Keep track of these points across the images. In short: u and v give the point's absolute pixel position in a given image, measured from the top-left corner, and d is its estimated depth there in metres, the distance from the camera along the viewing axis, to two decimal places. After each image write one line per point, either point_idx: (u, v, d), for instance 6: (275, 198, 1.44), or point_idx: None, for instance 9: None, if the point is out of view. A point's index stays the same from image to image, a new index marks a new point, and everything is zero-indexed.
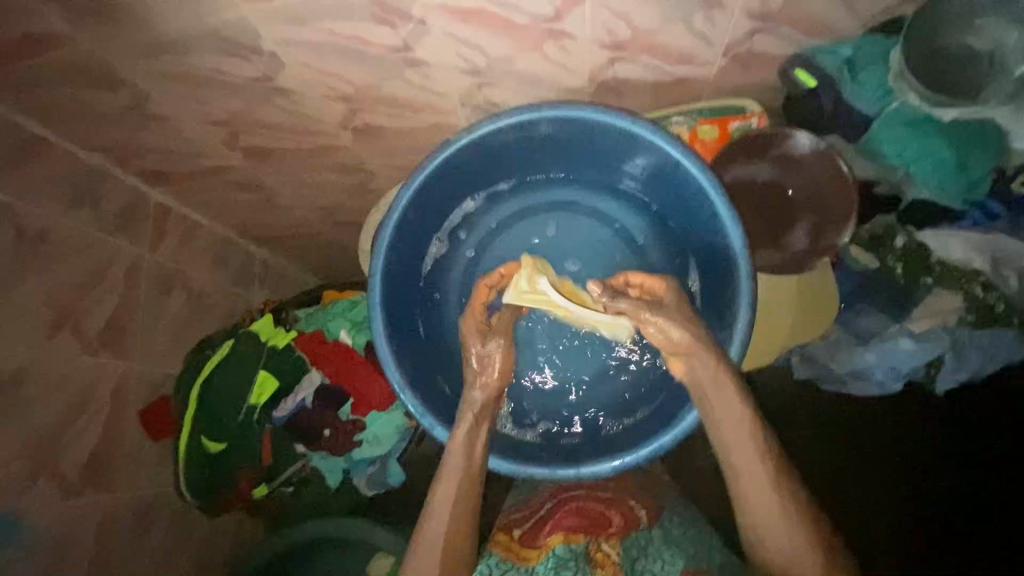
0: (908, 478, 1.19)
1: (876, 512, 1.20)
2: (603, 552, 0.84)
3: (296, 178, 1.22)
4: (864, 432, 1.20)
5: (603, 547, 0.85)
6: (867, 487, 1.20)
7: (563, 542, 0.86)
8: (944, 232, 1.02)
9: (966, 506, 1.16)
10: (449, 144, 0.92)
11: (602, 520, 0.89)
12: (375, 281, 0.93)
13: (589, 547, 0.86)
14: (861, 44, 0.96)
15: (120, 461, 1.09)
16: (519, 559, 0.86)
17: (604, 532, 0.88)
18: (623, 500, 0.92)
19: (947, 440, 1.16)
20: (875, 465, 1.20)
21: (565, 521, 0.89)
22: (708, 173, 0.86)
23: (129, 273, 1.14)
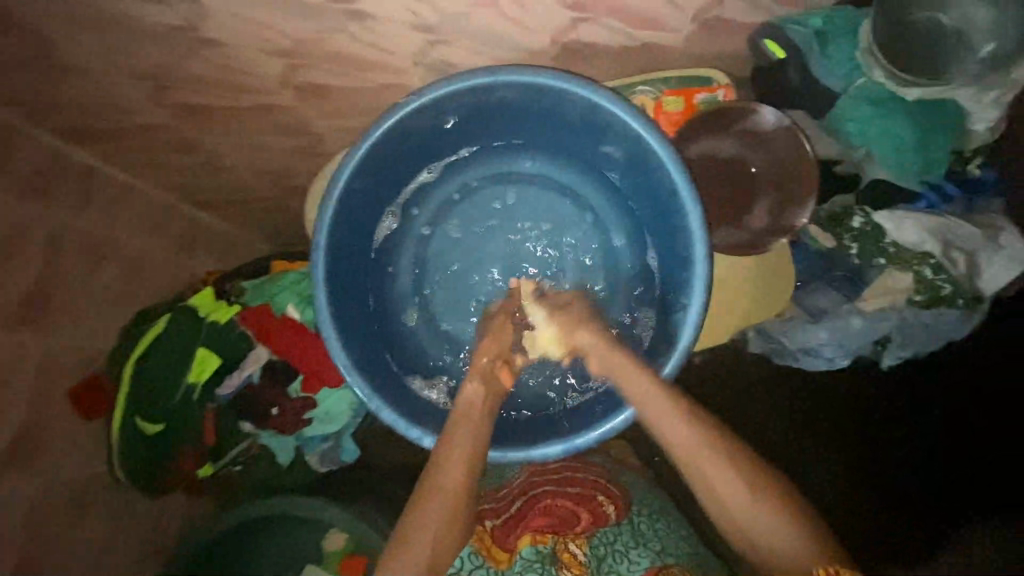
0: (875, 455, 1.17)
1: (845, 488, 1.17)
2: (570, 554, 0.85)
3: (237, 140, 1.12)
4: (832, 413, 1.17)
5: (570, 548, 0.85)
6: (836, 464, 1.17)
7: (531, 544, 0.86)
8: (900, 213, 1.00)
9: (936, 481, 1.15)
10: (397, 109, 0.86)
11: (570, 519, 0.87)
12: (318, 257, 0.87)
13: (555, 548, 0.86)
14: (830, 16, 0.96)
15: (50, 441, 1.03)
16: (490, 560, 0.85)
17: (573, 531, 0.87)
18: (590, 497, 0.90)
19: (916, 414, 1.16)
20: (841, 445, 1.18)
21: (533, 521, 0.86)
22: (670, 148, 0.83)
23: (52, 239, 1.05)
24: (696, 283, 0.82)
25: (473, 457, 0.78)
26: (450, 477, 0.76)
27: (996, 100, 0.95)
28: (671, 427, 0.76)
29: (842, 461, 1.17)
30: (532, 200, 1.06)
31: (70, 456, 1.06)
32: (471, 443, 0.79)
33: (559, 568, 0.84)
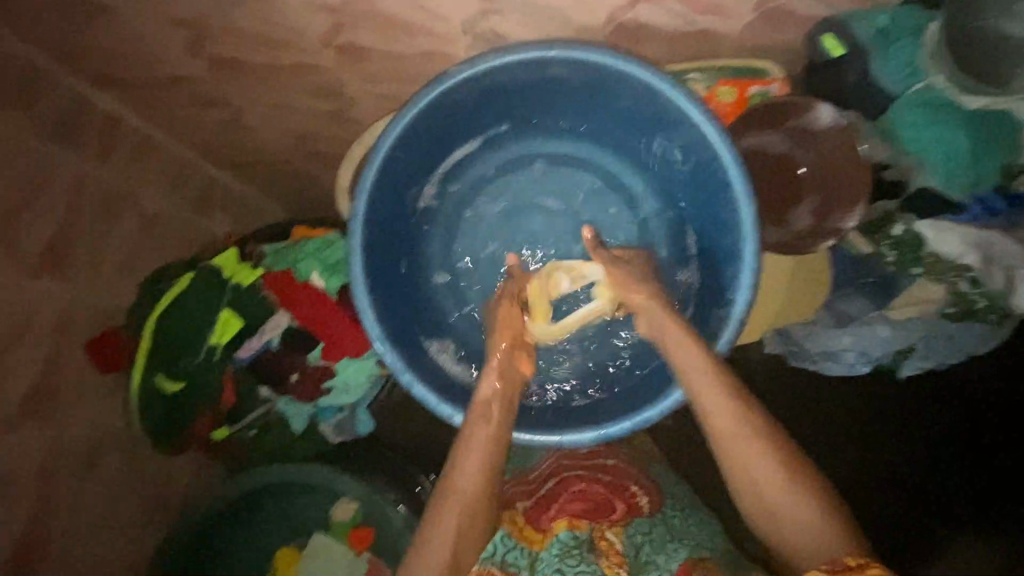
0: (887, 452, 1.18)
1: (854, 482, 1.18)
2: (607, 542, 0.82)
3: (268, 98, 1.09)
4: (849, 410, 1.18)
5: (608, 536, 0.82)
6: (846, 460, 1.19)
7: (567, 528, 0.83)
8: (945, 224, 0.97)
9: (951, 482, 1.16)
10: (447, 77, 0.83)
11: (605, 506, 0.86)
12: (356, 225, 0.85)
13: (593, 534, 0.82)
14: (896, 15, 0.93)
15: (66, 393, 1.01)
16: (525, 541, 0.83)
17: (608, 519, 0.85)
18: (625, 488, 0.90)
19: (934, 419, 1.16)
20: (856, 442, 1.18)
21: (568, 505, 0.86)
22: (727, 140, 0.80)
23: (74, 186, 1.02)
24: (741, 281, 0.81)
25: (493, 461, 0.78)
26: (468, 482, 0.76)
27: None
28: (713, 401, 0.76)
29: (857, 457, 1.18)
30: (573, 183, 1.04)
31: (86, 407, 1.05)
32: (487, 447, 0.78)
33: (597, 556, 0.81)
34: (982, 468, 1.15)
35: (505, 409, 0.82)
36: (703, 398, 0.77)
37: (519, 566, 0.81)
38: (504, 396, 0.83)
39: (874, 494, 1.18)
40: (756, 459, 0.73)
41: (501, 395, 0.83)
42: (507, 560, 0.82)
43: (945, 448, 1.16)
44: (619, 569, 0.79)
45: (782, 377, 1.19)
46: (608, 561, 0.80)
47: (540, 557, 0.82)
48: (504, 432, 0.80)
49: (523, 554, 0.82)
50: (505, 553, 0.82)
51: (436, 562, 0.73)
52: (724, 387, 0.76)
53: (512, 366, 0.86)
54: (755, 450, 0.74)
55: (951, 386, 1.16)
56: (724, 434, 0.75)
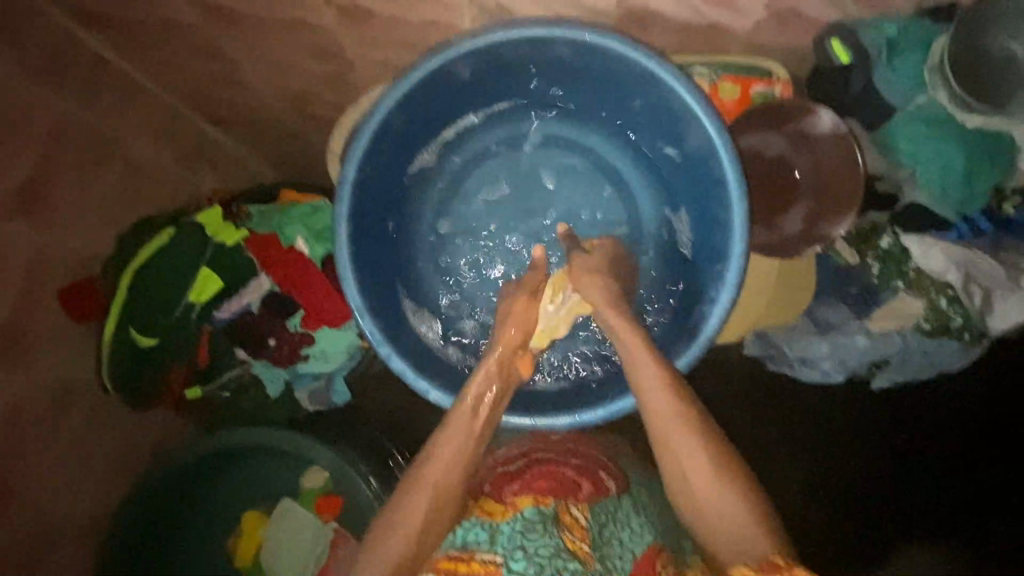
0: (880, 466, 1.20)
1: (842, 495, 1.20)
2: (571, 516, 0.80)
3: (263, 54, 1.05)
4: (835, 420, 1.20)
5: (571, 510, 0.81)
6: (833, 471, 1.20)
7: (532, 504, 0.80)
8: (929, 240, 1.00)
9: (948, 493, 1.19)
10: (448, 47, 0.81)
11: (570, 485, 0.86)
12: (343, 191, 0.83)
13: (557, 509, 0.80)
14: (905, 26, 0.92)
15: (36, 340, 0.98)
16: (486, 516, 0.80)
17: (573, 496, 0.84)
18: (593, 470, 0.91)
19: (925, 433, 1.19)
20: (842, 453, 1.20)
21: (533, 482, 0.84)
22: (726, 138, 0.79)
23: (54, 127, 0.99)
24: (726, 280, 0.81)
25: (468, 455, 0.78)
26: (436, 475, 0.76)
27: None
28: (656, 397, 0.75)
29: (847, 471, 1.20)
30: (569, 168, 1.03)
31: (56, 357, 1.02)
32: (466, 438, 0.79)
33: (561, 530, 0.78)
34: (969, 479, 1.19)
35: (494, 405, 0.83)
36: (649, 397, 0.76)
37: (479, 544, 0.76)
38: (496, 390, 0.84)
39: (865, 507, 1.20)
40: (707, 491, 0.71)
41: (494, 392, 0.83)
42: (467, 541, 0.77)
43: (932, 460, 1.19)
44: (583, 544, 0.78)
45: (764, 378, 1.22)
46: (571, 535, 0.78)
47: (499, 531, 0.78)
48: (486, 430, 0.81)
49: (483, 531, 0.78)
50: (467, 534, 0.78)
51: (396, 541, 0.73)
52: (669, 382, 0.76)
53: (512, 365, 0.87)
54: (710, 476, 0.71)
55: (932, 399, 1.18)
56: (678, 457, 0.73)
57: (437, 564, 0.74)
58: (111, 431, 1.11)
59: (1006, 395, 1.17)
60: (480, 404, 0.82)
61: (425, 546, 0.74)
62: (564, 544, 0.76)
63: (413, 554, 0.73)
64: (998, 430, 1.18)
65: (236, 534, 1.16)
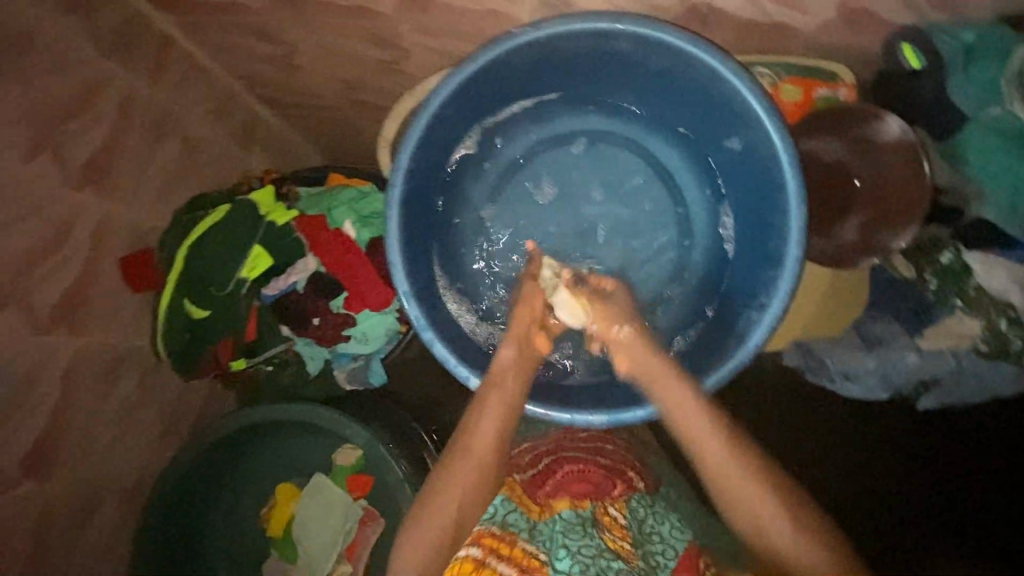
0: (912, 483, 1.16)
1: (872, 509, 1.17)
2: (610, 517, 0.84)
3: (321, 39, 1.08)
4: (868, 435, 1.17)
5: (610, 511, 0.85)
6: (863, 485, 1.18)
7: (570, 507, 0.83)
8: (993, 258, 0.96)
9: (990, 511, 1.13)
10: (509, 37, 0.80)
11: (605, 484, 0.87)
12: (397, 177, 0.84)
13: (596, 511, 0.84)
14: (985, 32, 0.87)
15: (96, 305, 1.03)
16: (524, 508, 0.84)
17: (610, 494, 0.87)
18: (622, 470, 0.91)
19: (958, 446, 1.14)
20: (872, 467, 1.18)
21: (570, 484, 0.86)
22: (788, 141, 0.77)
23: (123, 103, 1.03)
24: (779, 286, 0.79)
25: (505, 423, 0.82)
26: (477, 442, 0.80)
27: None
28: (684, 417, 0.78)
29: (878, 487, 1.17)
30: (618, 165, 1.02)
31: (112, 323, 1.07)
32: (499, 415, 0.81)
33: (601, 532, 0.81)
34: (1011, 496, 1.13)
35: (524, 376, 0.85)
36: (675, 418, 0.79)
37: (519, 530, 0.81)
38: (523, 361, 0.86)
39: (898, 524, 1.16)
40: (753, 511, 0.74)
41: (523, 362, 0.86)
42: (508, 521, 0.82)
43: (969, 476, 1.14)
44: (623, 543, 0.81)
45: (799, 389, 1.20)
46: (612, 535, 0.82)
47: (537, 526, 0.83)
48: (518, 395, 0.83)
49: (522, 517, 0.83)
50: (506, 515, 0.83)
51: (445, 508, 0.77)
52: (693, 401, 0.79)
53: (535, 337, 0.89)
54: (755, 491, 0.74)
55: (977, 418, 1.13)
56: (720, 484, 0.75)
57: (479, 538, 0.80)
58: (159, 396, 1.17)
59: None
60: (509, 372, 0.84)
61: (471, 507, 0.78)
62: (605, 545, 0.80)
63: (461, 516, 0.78)
64: None
65: (269, 505, 1.20)
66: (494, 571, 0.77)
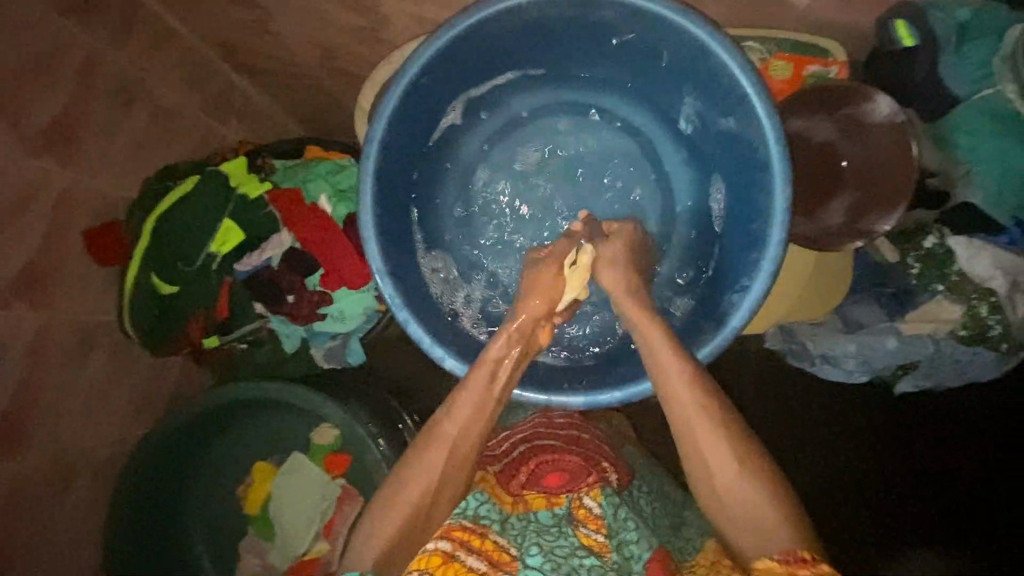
0: (900, 469, 1.17)
1: (859, 496, 1.18)
2: (585, 509, 0.82)
3: (296, 3, 1.03)
4: (854, 421, 1.18)
5: (585, 502, 0.82)
6: (851, 473, 1.19)
7: (545, 507, 0.82)
8: (977, 243, 0.95)
9: (978, 493, 1.15)
10: (488, 4, 0.77)
11: (581, 472, 0.86)
12: (370, 150, 0.81)
13: (570, 504, 0.82)
14: (981, 11, 0.87)
15: (61, 279, 1.00)
16: (497, 500, 0.83)
17: (586, 484, 0.84)
18: (596, 457, 0.89)
19: (945, 430, 1.15)
20: (859, 454, 1.18)
21: (546, 478, 0.85)
22: (775, 119, 0.75)
23: (85, 65, 0.98)
24: (760, 269, 0.77)
25: (486, 414, 0.79)
26: (453, 431, 0.78)
27: None
28: (683, 407, 0.73)
29: (869, 475, 1.18)
30: (602, 143, 1.00)
31: (79, 298, 1.03)
32: (487, 400, 0.80)
33: (575, 527, 0.80)
34: (1000, 479, 1.14)
35: (513, 373, 0.82)
36: (677, 406, 0.73)
37: (491, 522, 0.80)
38: (515, 356, 0.82)
39: (889, 512, 1.17)
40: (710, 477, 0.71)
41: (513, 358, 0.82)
42: (479, 514, 0.80)
43: (958, 460, 1.15)
44: (597, 536, 0.79)
45: (779, 373, 1.20)
46: (586, 529, 0.80)
47: (510, 519, 0.81)
48: (504, 392, 0.81)
49: (494, 510, 0.81)
50: (479, 508, 0.81)
51: (413, 495, 0.76)
52: (695, 391, 0.73)
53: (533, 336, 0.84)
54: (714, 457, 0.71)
55: (956, 401, 1.15)
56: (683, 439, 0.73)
57: (449, 532, 0.78)
58: (131, 373, 1.14)
59: None
60: (498, 369, 0.81)
61: (439, 495, 0.77)
62: (579, 542, 0.78)
63: (427, 502, 0.77)
64: None
65: (246, 484, 1.19)
66: (464, 566, 0.75)
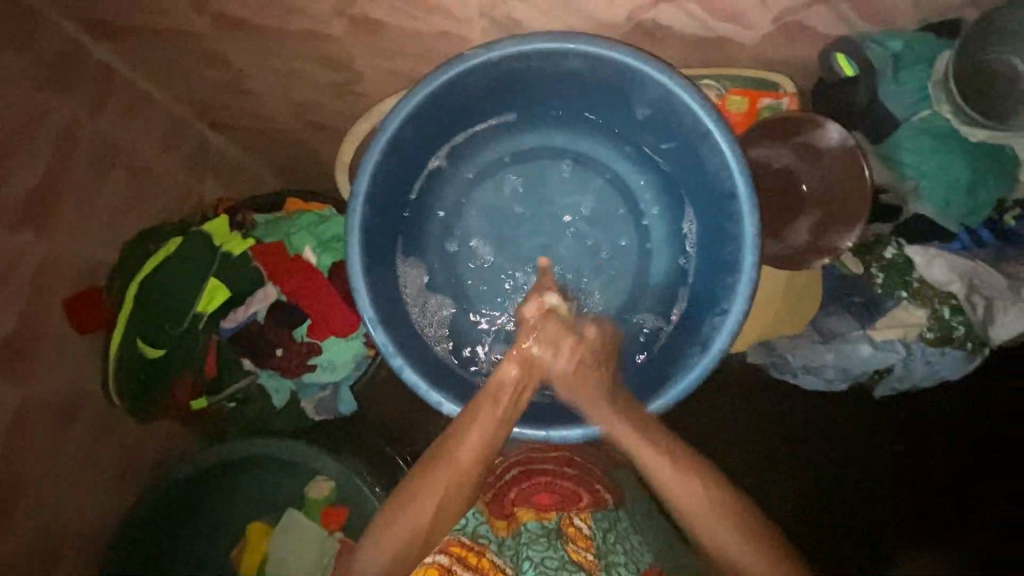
0: (881, 475, 1.22)
1: (844, 503, 1.23)
2: (574, 528, 0.91)
3: (272, 64, 1.05)
4: (830, 432, 1.23)
5: (575, 522, 0.92)
6: (839, 483, 1.23)
7: (535, 519, 0.92)
8: (932, 251, 1.01)
9: (955, 497, 1.20)
10: (463, 60, 0.81)
11: (572, 496, 0.95)
12: (356, 203, 0.83)
13: (560, 522, 0.92)
14: (913, 41, 0.92)
15: (41, 351, 0.97)
16: (492, 523, 0.92)
17: (576, 506, 0.94)
18: (590, 481, 0.97)
19: (918, 435, 1.21)
20: (842, 463, 1.23)
21: (537, 497, 0.94)
22: (739, 152, 0.80)
23: (62, 137, 0.98)
24: (738, 290, 0.81)
25: (487, 442, 0.81)
26: (460, 457, 0.80)
27: None
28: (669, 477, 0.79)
29: (852, 484, 1.23)
30: (579, 182, 1.04)
31: (59, 368, 1.01)
32: (485, 433, 0.81)
33: (564, 543, 0.90)
34: (971, 481, 1.20)
35: (515, 396, 0.83)
36: (659, 474, 0.79)
37: (489, 541, 0.90)
38: (518, 385, 0.83)
39: (872, 521, 1.22)
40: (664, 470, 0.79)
41: (516, 386, 0.83)
42: (478, 533, 0.91)
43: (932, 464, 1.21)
44: (586, 553, 0.89)
45: (762, 386, 1.24)
46: (575, 545, 0.90)
47: (506, 540, 0.91)
48: (508, 418, 0.82)
49: (492, 530, 0.91)
50: (477, 525, 0.91)
51: (409, 520, 0.79)
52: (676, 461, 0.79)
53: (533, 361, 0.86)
54: (680, 473, 0.79)
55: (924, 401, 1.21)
56: (656, 470, 0.79)
57: (449, 546, 0.89)
58: (114, 442, 1.10)
59: (1003, 395, 1.18)
60: (500, 394, 0.83)
61: (436, 525, 0.81)
62: (568, 557, 0.89)
63: (423, 531, 0.80)
64: (999, 432, 1.19)
65: (238, 547, 1.15)
66: None
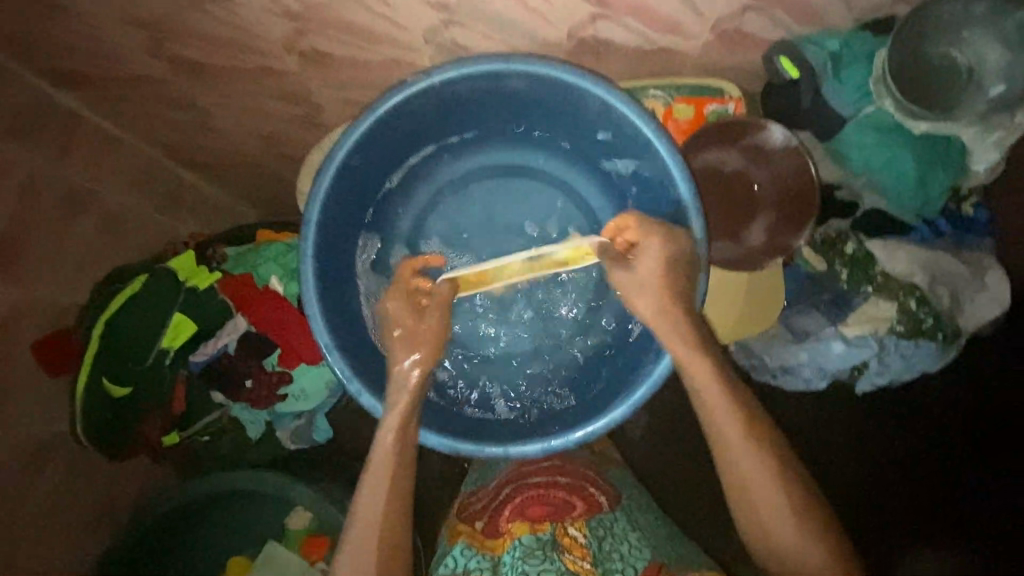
0: (861, 465, 1.20)
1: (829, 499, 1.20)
2: (569, 537, 0.85)
3: (232, 101, 1.08)
4: (814, 426, 1.21)
5: (570, 532, 0.85)
6: (824, 476, 1.21)
7: (528, 532, 0.85)
8: (892, 243, 1.02)
9: (943, 487, 1.18)
10: (403, 87, 0.83)
11: (565, 506, 0.89)
12: (308, 231, 0.85)
13: (555, 533, 0.85)
14: (849, 40, 0.93)
15: (9, 394, 0.98)
16: (485, 548, 0.86)
17: (570, 516, 0.88)
18: (583, 487, 0.92)
19: (898, 425, 1.19)
20: (830, 455, 1.21)
21: (530, 509, 0.88)
22: (678, 159, 0.81)
23: (28, 184, 1.00)
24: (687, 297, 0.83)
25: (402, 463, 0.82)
26: (382, 489, 0.80)
27: (999, 142, 0.96)
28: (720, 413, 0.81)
29: (838, 478, 1.20)
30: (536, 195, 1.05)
31: (28, 411, 1.01)
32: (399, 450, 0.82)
33: (560, 553, 0.82)
34: (955, 467, 1.18)
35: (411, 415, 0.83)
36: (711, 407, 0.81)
37: (481, 571, 0.83)
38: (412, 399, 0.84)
39: (860, 515, 1.19)
40: (717, 407, 0.81)
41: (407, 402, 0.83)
42: (469, 569, 0.84)
43: (915, 453, 1.19)
44: (583, 562, 0.82)
45: None
46: (571, 555, 0.82)
47: (499, 562, 0.84)
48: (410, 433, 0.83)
49: (483, 560, 0.84)
50: (467, 563, 0.85)
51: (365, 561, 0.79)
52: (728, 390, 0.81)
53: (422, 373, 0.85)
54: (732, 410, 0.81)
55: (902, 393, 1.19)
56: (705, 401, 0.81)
57: None
58: (89, 480, 1.11)
59: (979, 380, 1.17)
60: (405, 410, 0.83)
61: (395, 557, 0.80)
62: (565, 567, 0.80)
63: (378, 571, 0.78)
64: (979, 417, 1.17)
65: None
66: None
